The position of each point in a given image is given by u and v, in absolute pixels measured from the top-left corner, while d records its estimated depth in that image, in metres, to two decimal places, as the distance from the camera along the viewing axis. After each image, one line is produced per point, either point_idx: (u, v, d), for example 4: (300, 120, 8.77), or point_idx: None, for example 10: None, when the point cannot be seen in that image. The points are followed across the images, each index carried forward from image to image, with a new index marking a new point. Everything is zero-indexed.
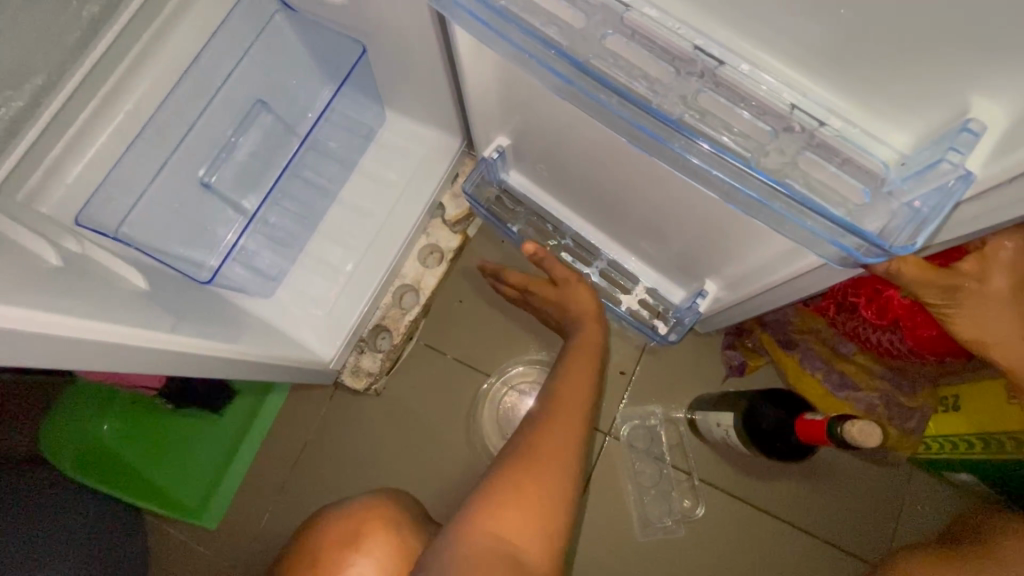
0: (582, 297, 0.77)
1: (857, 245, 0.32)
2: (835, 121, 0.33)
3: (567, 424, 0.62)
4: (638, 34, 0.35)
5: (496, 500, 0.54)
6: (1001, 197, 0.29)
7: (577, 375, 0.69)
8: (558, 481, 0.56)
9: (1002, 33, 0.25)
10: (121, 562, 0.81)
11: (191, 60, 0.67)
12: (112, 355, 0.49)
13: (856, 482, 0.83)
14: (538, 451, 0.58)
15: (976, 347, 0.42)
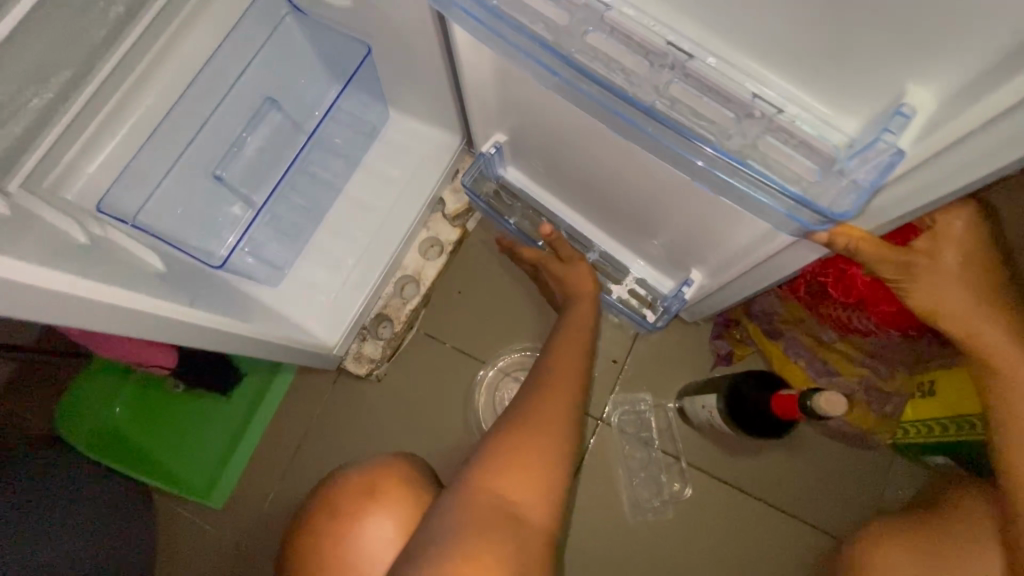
0: (583, 277, 0.81)
1: (810, 217, 0.37)
2: (792, 108, 0.37)
3: (561, 391, 0.66)
4: (616, 30, 0.39)
5: (495, 465, 0.57)
6: (930, 174, 0.33)
7: (572, 352, 0.73)
8: (553, 445, 0.60)
9: (925, 31, 0.29)
10: (132, 534, 0.85)
11: (207, 58, 0.71)
12: (130, 324, 0.53)
13: (838, 466, 0.86)
14: (534, 419, 0.62)
15: (928, 318, 0.45)
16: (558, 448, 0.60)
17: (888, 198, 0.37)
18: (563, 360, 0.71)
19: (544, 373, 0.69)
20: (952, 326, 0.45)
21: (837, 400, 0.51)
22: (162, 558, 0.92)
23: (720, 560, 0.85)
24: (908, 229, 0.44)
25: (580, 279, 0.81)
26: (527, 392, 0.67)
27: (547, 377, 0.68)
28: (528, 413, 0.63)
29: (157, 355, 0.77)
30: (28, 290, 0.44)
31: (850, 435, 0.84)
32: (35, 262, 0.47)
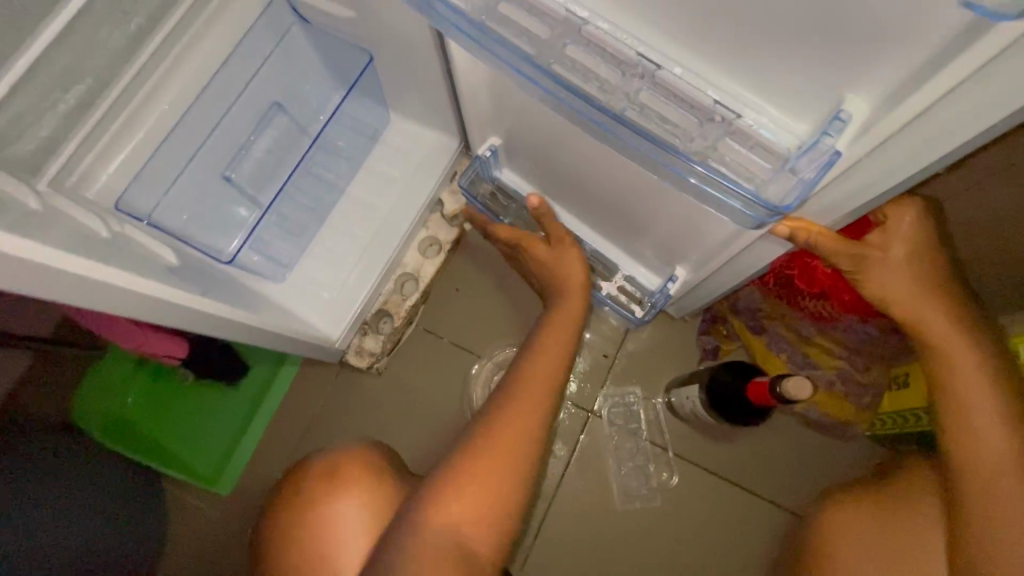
0: (573, 265, 0.81)
1: (762, 212, 0.41)
2: (749, 113, 0.41)
3: (531, 399, 0.65)
4: (592, 43, 0.43)
5: (446, 491, 0.58)
6: (869, 166, 0.37)
7: (553, 349, 0.73)
8: (515, 459, 0.61)
9: (853, 45, 0.32)
10: (143, 516, 0.90)
11: (219, 65, 0.76)
12: (147, 307, 0.58)
13: (817, 455, 0.90)
14: (497, 430, 0.62)
15: (881, 305, 0.50)
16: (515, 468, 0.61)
17: (833, 193, 0.41)
18: (542, 361, 0.71)
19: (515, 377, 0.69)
20: (898, 310, 0.49)
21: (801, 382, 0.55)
22: (172, 541, 0.97)
23: (705, 545, 0.89)
24: (863, 224, 0.49)
25: (571, 266, 0.82)
26: (495, 398, 0.67)
27: (521, 379, 0.68)
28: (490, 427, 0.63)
29: (168, 344, 0.82)
30: (57, 274, 0.48)
31: (829, 426, 0.88)
32: (61, 250, 0.51)
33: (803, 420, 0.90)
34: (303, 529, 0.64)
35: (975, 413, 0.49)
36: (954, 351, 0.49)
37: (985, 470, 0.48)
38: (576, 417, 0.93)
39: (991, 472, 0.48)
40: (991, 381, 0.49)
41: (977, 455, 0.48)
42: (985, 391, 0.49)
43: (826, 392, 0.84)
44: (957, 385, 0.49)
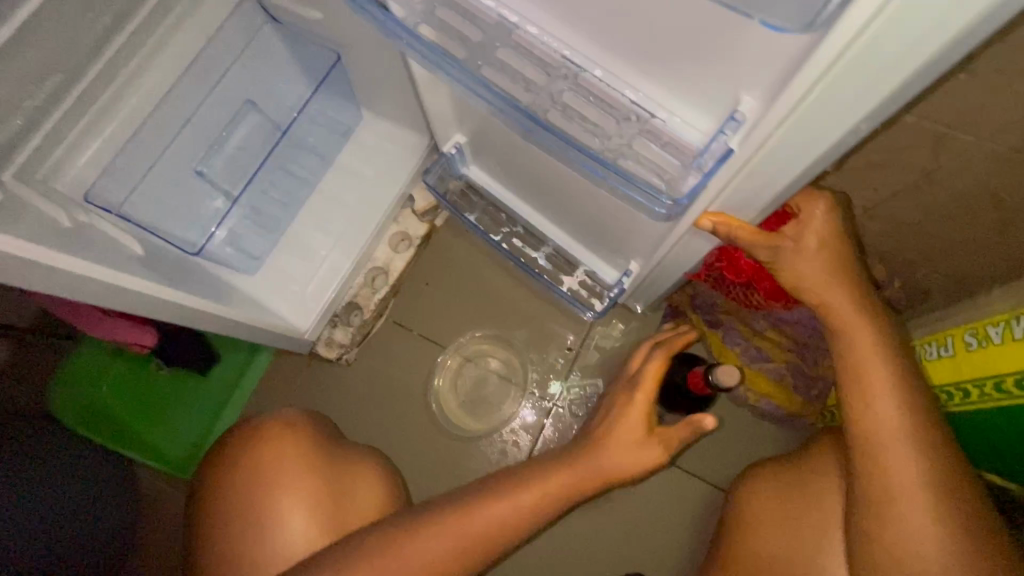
0: (640, 463, 0.61)
1: (665, 206, 0.44)
2: (662, 113, 0.43)
3: (498, 511, 0.60)
4: (521, 47, 0.45)
5: (371, 556, 0.60)
6: (759, 155, 0.40)
7: (572, 486, 0.61)
8: (472, 552, 0.60)
9: (737, 53, 0.35)
10: (115, 497, 0.93)
11: (191, 60, 0.79)
12: (114, 296, 0.60)
13: (767, 444, 0.94)
14: (466, 523, 0.60)
15: (794, 290, 0.53)
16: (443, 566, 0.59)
17: (740, 185, 0.44)
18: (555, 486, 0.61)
19: (510, 480, 0.63)
20: (810, 294, 0.53)
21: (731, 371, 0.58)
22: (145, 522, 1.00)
23: (657, 529, 0.93)
24: (781, 216, 0.53)
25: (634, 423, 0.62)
26: (491, 484, 0.63)
27: (517, 484, 0.62)
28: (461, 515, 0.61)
29: (141, 334, 0.84)
30: (28, 263, 0.51)
31: (779, 417, 0.91)
32: (33, 241, 0.54)
33: (756, 412, 0.93)
34: (232, 487, 0.71)
35: (876, 388, 0.53)
36: (859, 332, 0.53)
37: (885, 444, 0.53)
38: (539, 407, 1.01)
39: (884, 441, 0.53)
40: (889, 357, 0.54)
41: (876, 427, 0.53)
42: (884, 369, 0.53)
43: (777, 383, 0.87)
44: (861, 362, 0.53)
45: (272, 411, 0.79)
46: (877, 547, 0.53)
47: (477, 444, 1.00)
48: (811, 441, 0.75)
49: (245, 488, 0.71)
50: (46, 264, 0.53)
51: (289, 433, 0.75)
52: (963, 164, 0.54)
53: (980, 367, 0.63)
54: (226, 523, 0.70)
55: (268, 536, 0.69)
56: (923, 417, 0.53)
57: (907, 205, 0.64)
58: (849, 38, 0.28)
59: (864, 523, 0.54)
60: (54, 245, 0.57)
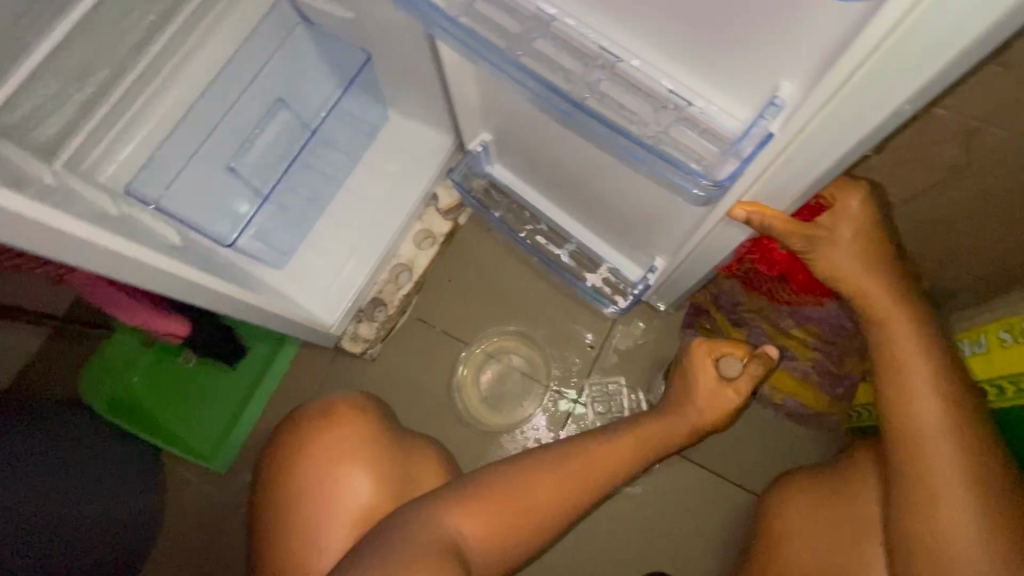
0: (723, 401, 0.74)
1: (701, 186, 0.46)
2: (700, 101, 0.44)
3: (599, 458, 0.67)
4: (559, 39, 0.46)
5: (468, 500, 0.62)
6: (799, 141, 0.40)
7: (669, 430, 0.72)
8: (571, 499, 0.65)
9: (770, 43, 0.36)
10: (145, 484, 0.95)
11: (225, 61, 0.81)
12: (154, 281, 0.62)
13: (794, 444, 0.93)
14: (568, 465, 0.66)
15: (829, 279, 0.55)
16: (540, 510, 0.63)
17: (777, 171, 0.44)
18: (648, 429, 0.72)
19: (601, 434, 0.70)
20: (848, 286, 0.55)
21: (732, 362, 0.74)
22: (172, 511, 1.02)
23: (682, 528, 0.92)
24: (814, 208, 0.55)
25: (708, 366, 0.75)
26: (585, 435, 0.70)
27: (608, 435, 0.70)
28: (557, 466, 0.66)
29: (174, 324, 0.86)
30: (74, 244, 0.53)
31: (805, 416, 0.91)
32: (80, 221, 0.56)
33: (782, 412, 0.93)
34: (296, 465, 0.72)
35: (917, 384, 0.55)
36: (899, 324, 0.56)
37: (924, 434, 0.54)
38: (561, 404, 1.01)
39: (926, 433, 0.54)
40: (931, 356, 0.55)
41: (915, 422, 0.55)
42: (922, 360, 0.55)
43: (804, 382, 0.87)
44: (901, 354, 0.56)
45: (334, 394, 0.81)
46: (914, 540, 0.54)
47: (497, 440, 1.01)
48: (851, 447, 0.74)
49: (305, 463, 0.72)
50: (93, 248, 0.55)
51: (360, 411, 0.77)
52: (998, 159, 0.53)
53: (1012, 363, 0.62)
54: (290, 505, 0.70)
55: (333, 513, 0.69)
56: (967, 417, 0.54)
57: (939, 202, 0.63)
58: (897, 16, 0.29)
59: (905, 520, 0.55)
60: (100, 225, 0.59)
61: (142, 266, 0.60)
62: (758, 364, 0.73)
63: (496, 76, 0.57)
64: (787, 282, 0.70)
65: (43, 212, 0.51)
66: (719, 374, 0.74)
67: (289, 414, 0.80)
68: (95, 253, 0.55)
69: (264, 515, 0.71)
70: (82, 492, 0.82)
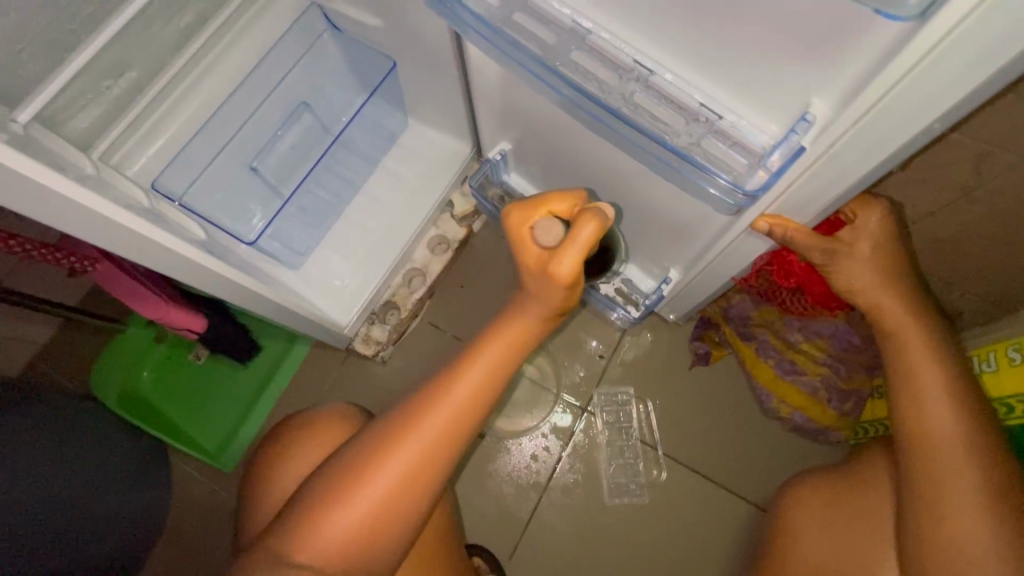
0: (551, 292, 0.50)
1: (732, 197, 0.46)
2: (730, 115, 0.46)
3: (439, 412, 0.51)
4: (595, 51, 0.48)
5: (330, 495, 0.51)
6: (828, 155, 0.42)
7: (495, 354, 0.52)
8: (422, 473, 0.51)
9: (807, 67, 0.38)
10: (150, 478, 0.95)
11: (254, 64, 0.83)
12: (184, 272, 0.64)
13: (802, 460, 0.94)
14: (409, 429, 0.51)
15: (849, 293, 0.57)
16: (405, 484, 0.51)
17: (802, 186, 0.46)
18: (472, 368, 0.52)
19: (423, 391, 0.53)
20: (865, 298, 0.57)
21: (550, 224, 0.51)
22: (177, 510, 1.02)
23: (688, 541, 0.92)
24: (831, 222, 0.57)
25: (527, 250, 0.52)
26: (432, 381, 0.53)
27: (427, 394, 0.52)
28: (388, 446, 0.51)
29: (190, 318, 0.87)
30: (118, 231, 0.54)
31: (812, 431, 0.91)
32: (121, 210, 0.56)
33: (788, 426, 0.93)
34: (263, 486, 0.72)
35: (927, 392, 0.57)
36: (910, 332, 0.58)
37: (936, 445, 0.55)
38: (573, 413, 0.99)
39: (939, 443, 0.55)
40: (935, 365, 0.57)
41: (929, 430, 0.56)
42: (932, 369, 0.57)
43: (811, 397, 0.88)
44: (908, 358, 0.58)
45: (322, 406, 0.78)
46: (915, 523, 0.56)
47: (504, 446, 0.98)
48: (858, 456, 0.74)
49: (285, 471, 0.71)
50: (131, 236, 0.56)
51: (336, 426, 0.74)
52: (1008, 183, 0.55)
53: (1022, 381, 0.65)
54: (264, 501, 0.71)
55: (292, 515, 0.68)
56: (974, 422, 0.55)
57: (948, 223, 0.65)
58: (938, 36, 0.30)
59: (917, 521, 0.56)
60: (137, 215, 0.60)
61: (175, 256, 0.61)
62: (581, 230, 0.48)
63: (526, 85, 0.58)
64: (804, 295, 0.71)
65: (88, 194, 0.51)
66: (540, 251, 0.51)
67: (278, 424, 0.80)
68: (132, 241, 0.56)
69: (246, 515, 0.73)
70: (91, 484, 0.82)
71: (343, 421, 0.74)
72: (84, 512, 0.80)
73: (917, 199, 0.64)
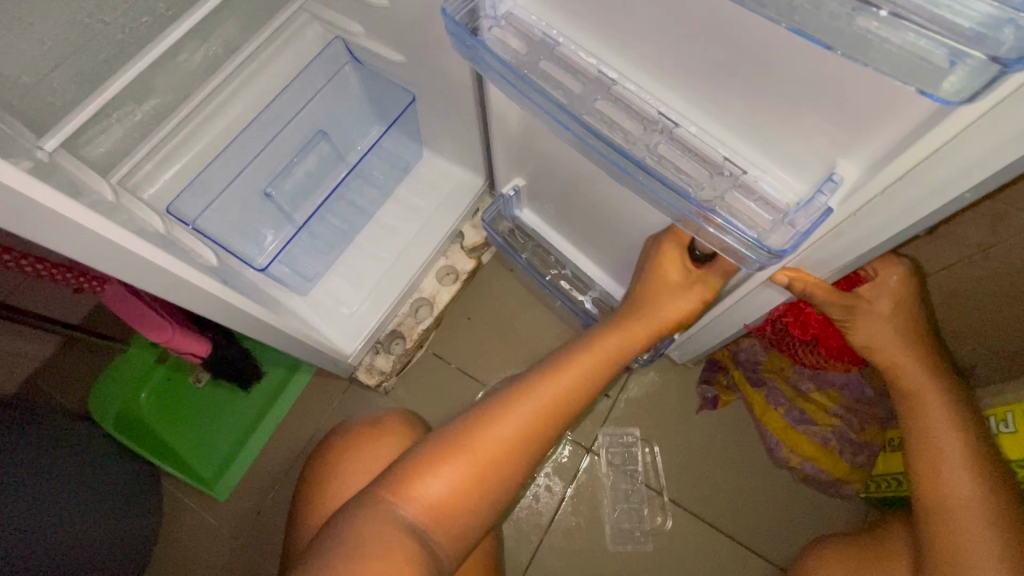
0: (683, 304, 0.61)
1: (756, 254, 0.45)
2: (754, 171, 0.45)
3: (558, 385, 0.56)
4: (620, 101, 0.49)
5: (430, 461, 0.52)
6: (854, 213, 0.42)
7: (596, 356, 0.59)
8: (516, 452, 0.53)
9: (840, 128, 0.37)
10: (141, 505, 0.93)
11: (276, 93, 0.84)
12: (195, 301, 0.63)
13: (814, 512, 0.91)
14: (523, 402, 0.55)
15: (867, 351, 0.56)
16: (508, 455, 0.53)
17: (825, 243, 0.46)
18: (573, 365, 0.57)
19: (526, 379, 0.57)
20: (881, 356, 0.56)
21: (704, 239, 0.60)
22: (163, 538, 0.99)
23: None
24: (851, 276, 0.56)
25: (672, 266, 0.60)
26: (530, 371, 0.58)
27: (527, 382, 0.57)
28: (486, 422, 0.54)
29: (195, 344, 0.87)
30: (135, 262, 0.54)
31: (824, 483, 0.89)
32: (139, 239, 0.56)
33: (798, 476, 0.91)
34: (309, 496, 0.74)
35: (953, 450, 0.55)
36: (927, 397, 0.56)
37: (965, 499, 0.54)
38: (576, 453, 0.97)
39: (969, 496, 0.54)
40: (959, 422, 0.56)
41: (959, 480, 0.55)
42: (953, 434, 0.56)
43: (823, 448, 0.86)
44: (927, 414, 0.56)
45: (365, 419, 0.81)
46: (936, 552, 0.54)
47: None
48: (883, 522, 0.73)
49: (333, 480, 0.74)
50: (148, 268, 0.56)
51: (394, 436, 0.76)
52: None
53: None
54: (311, 506, 0.73)
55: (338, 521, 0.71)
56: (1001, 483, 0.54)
57: (965, 280, 0.65)
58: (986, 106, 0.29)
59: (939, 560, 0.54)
60: (154, 244, 0.60)
61: (188, 287, 0.61)
62: None
63: (547, 128, 0.59)
64: (817, 347, 0.71)
65: (114, 228, 0.52)
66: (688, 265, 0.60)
67: (331, 432, 0.83)
68: (151, 272, 0.56)
69: (293, 521, 0.75)
70: (80, 513, 0.80)
71: (396, 430, 0.78)
72: (71, 542, 0.77)
73: (932, 256, 0.64)
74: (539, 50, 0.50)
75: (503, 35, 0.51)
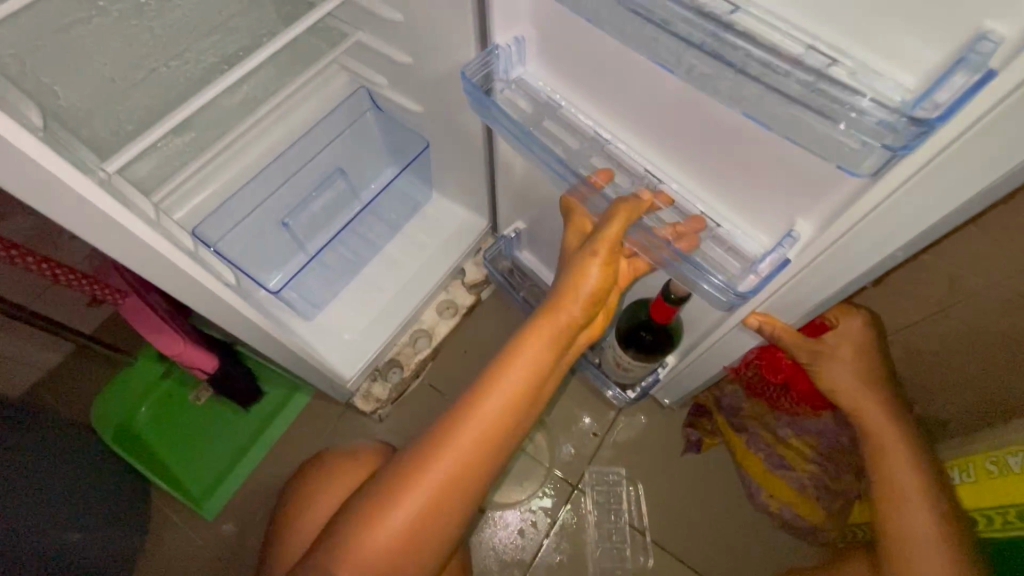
0: (581, 281, 0.55)
1: (728, 298, 0.51)
2: (726, 224, 0.52)
3: (479, 424, 0.53)
4: (613, 158, 0.56)
5: (352, 533, 0.52)
6: (810, 265, 0.47)
7: (515, 377, 0.53)
8: (445, 503, 0.52)
9: (796, 191, 0.43)
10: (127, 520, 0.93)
11: (303, 132, 0.92)
12: (216, 310, 0.68)
13: (790, 557, 0.93)
14: (442, 453, 0.52)
15: (834, 394, 0.60)
16: (435, 509, 0.52)
17: (788, 291, 0.52)
18: (495, 394, 0.53)
19: (438, 428, 0.54)
20: (846, 398, 0.60)
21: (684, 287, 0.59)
22: (147, 556, 0.99)
23: None
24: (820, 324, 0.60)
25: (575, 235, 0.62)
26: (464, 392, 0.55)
27: (448, 425, 0.53)
28: (407, 481, 0.52)
29: (200, 356, 0.90)
30: (172, 269, 0.60)
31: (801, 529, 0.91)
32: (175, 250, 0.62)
33: (777, 521, 0.94)
34: (289, 526, 0.76)
35: (901, 482, 0.60)
36: (883, 435, 0.60)
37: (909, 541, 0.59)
38: (563, 490, 0.99)
39: (911, 536, 0.59)
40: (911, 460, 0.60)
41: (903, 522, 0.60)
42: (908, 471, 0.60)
43: (800, 494, 0.88)
44: (882, 458, 0.61)
45: (338, 452, 0.83)
46: None
47: (489, 518, 0.97)
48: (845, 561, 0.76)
49: (311, 508, 0.76)
50: (180, 276, 0.61)
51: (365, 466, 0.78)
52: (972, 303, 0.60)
53: (1002, 495, 0.67)
54: (290, 537, 0.75)
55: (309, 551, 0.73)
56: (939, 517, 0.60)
57: (933, 336, 0.66)
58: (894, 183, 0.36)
59: None
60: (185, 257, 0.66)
61: (213, 296, 0.66)
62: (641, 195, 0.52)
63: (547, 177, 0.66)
64: (789, 392, 0.75)
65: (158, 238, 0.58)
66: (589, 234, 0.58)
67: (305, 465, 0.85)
68: (181, 280, 0.62)
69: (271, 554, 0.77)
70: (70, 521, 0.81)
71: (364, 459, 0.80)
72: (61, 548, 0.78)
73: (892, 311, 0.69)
74: (543, 110, 0.58)
75: (513, 96, 0.58)
